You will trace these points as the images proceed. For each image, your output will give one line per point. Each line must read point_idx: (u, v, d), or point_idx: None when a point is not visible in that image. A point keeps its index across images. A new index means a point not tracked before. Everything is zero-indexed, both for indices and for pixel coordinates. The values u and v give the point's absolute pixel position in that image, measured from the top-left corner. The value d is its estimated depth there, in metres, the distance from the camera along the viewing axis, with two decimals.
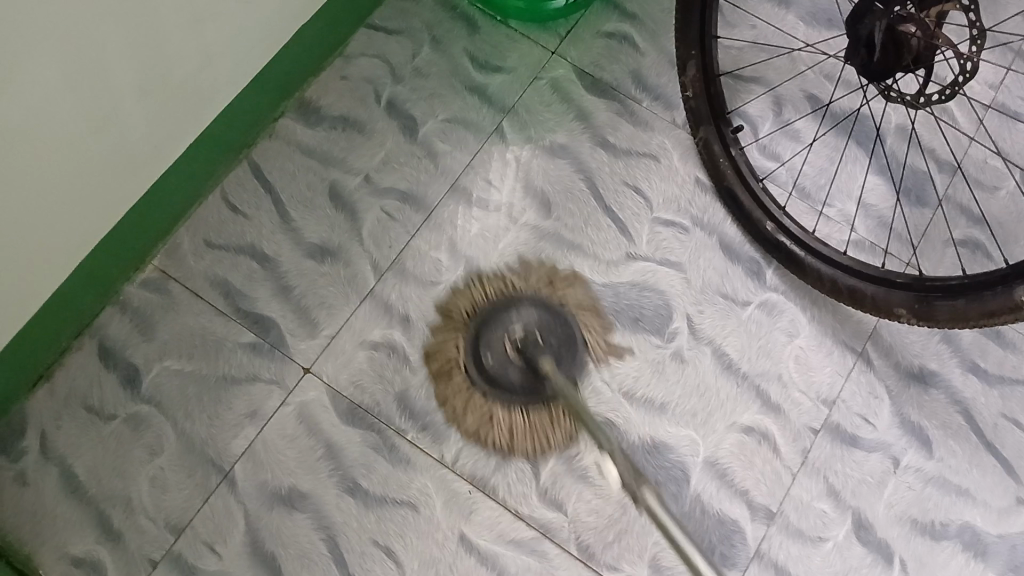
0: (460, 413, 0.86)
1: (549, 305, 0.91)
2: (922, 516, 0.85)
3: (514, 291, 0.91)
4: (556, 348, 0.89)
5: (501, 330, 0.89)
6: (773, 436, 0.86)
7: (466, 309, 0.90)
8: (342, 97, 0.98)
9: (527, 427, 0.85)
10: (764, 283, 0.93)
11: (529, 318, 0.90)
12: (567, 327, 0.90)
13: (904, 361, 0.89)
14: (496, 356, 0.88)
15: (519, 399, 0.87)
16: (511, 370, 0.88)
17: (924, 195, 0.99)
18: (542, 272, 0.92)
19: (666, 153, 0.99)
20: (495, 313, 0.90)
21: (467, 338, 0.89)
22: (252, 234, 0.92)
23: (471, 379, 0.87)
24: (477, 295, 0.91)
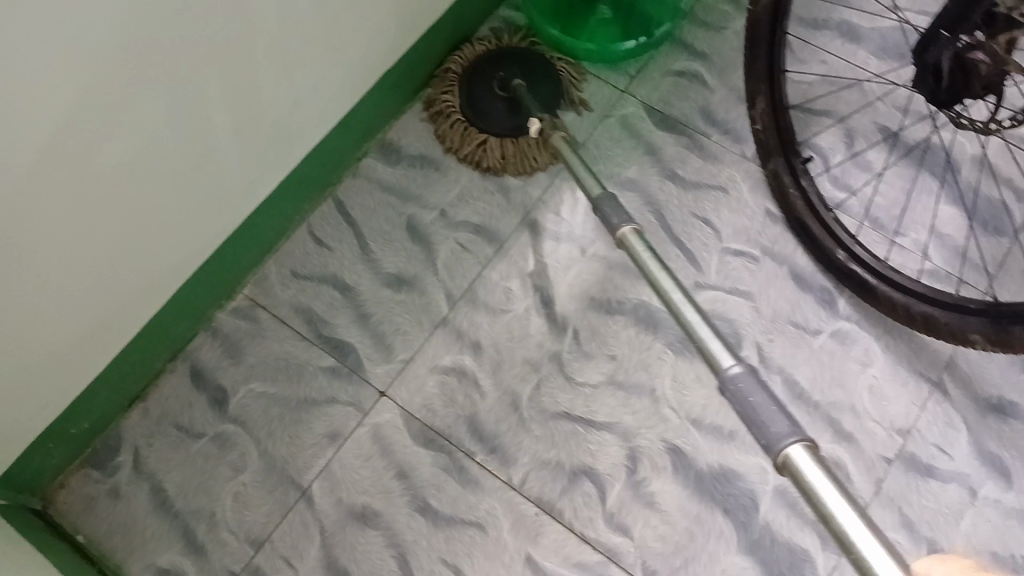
0: (457, 126, 1.00)
1: (529, 55, 1.05)
2: (1004, 549, 0.82)
3: (501, 48, 1.05)
4: (539, 87, 1.03)
5: (486, 76, 1.03)
6: (847, 465, 0.85)
7: (459, 65, 1.04)
8: (421, 137, 1.03)
9: (514, 150, 0.99)
10: (836, 312, 0.92)
11: (513, 62, 1.04)
12: (549, 75, 1.04)
13: (982, 391, 0.88)
14: (483, 99, 1.01)
15: (507, 122, 1.00)
16: (497, 104, 1.01)
17: (1000, 225, 0.96)
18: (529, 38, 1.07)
19: (734, 185, 1.00)
20: (483, 62, 1.04)
21: (460, 87, 1.02)
22: (334, 265, 0.97)
23: (464, 113, 1.01)
24: (469, 52, 1.05)
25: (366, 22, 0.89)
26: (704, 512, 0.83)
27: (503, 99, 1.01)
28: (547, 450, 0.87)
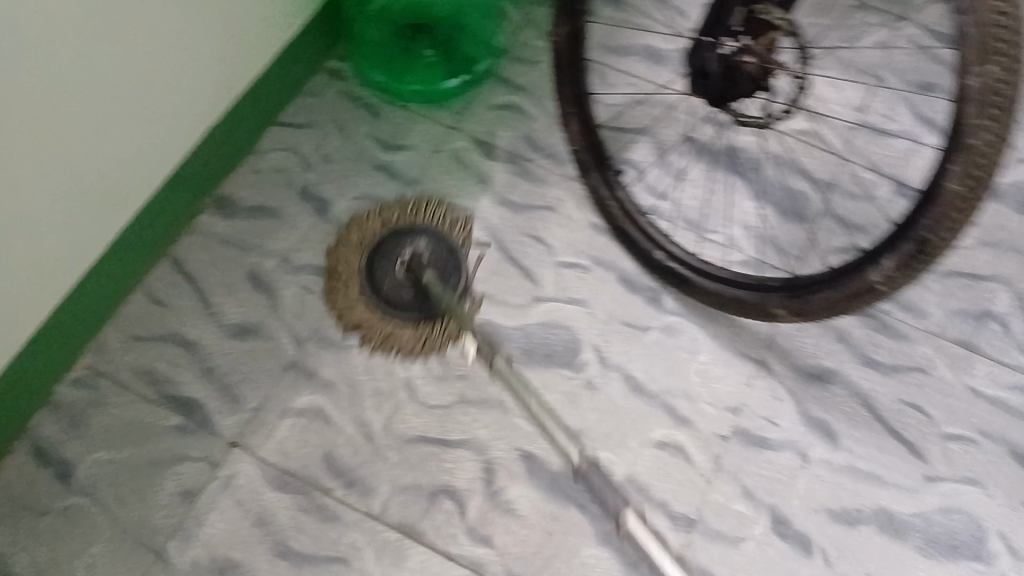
0: (356, 313, 0.97)
1: (432, 231, 1.02)
2: (837, 504, 0.89)
3: (400, 223, 1.02)
4: (443, 267, 1.00)
5: (390, 257, 1.00)
6: (686, 448, 0.91)
7: (358, 240, 1.01)
8: (255, 189, 1.05)
9: (417, 338, 0.95)
10: (662, 308, 0.99)
11: (417, 242, 1.01)
12: (449, 249, 1.01)
13: (801, 363, 0.96)
14: (388, 284, 0.98)
15: (412, 308, 0.97)
16: (403, 289, 0.98)
17: (800, 211, 1.04)
18: (428, 207, 1.04)
19: (562, 203, 1.05)
20: (384, 241, 1.01)
21: (362, 266, 1.00)
22: (176, 323, 0.97)
23: (368, 299, 0.98)
24: (365, 227, 1.02)
25: (182, 76, 0.91)
26: (560, 510, 0.87)
27: (409, 283, 0.98)
28: (405, 475, 0.88)
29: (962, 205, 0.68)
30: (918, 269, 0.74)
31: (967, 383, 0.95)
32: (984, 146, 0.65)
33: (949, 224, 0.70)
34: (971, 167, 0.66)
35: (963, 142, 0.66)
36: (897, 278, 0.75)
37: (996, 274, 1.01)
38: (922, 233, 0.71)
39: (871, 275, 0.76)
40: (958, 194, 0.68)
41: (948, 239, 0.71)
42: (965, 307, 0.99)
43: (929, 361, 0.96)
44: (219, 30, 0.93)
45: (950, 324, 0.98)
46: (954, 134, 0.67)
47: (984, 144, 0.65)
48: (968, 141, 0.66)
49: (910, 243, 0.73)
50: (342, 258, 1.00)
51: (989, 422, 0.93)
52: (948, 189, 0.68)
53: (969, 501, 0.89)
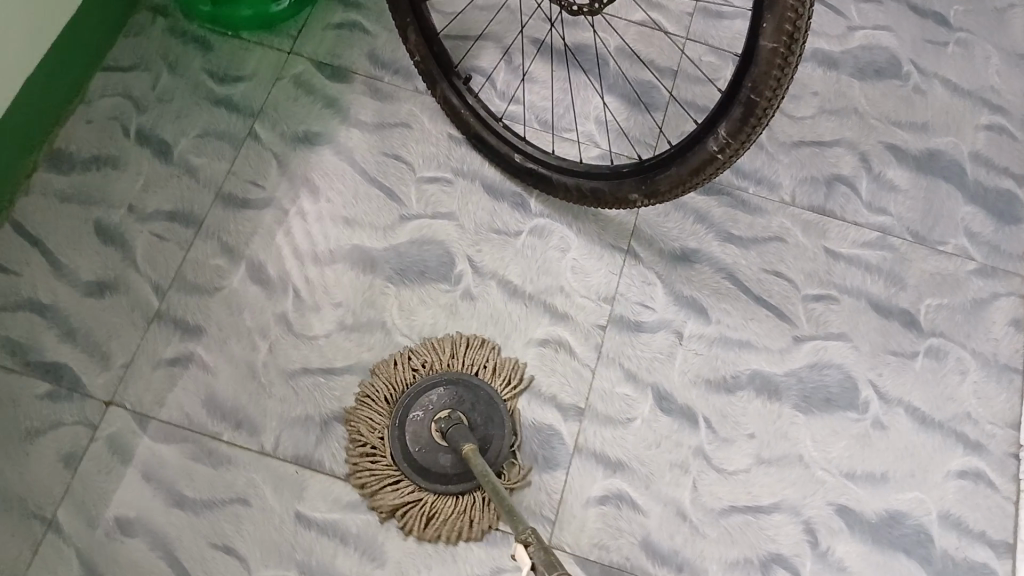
0: (385, 486, 0.84)
1: (473, 383, 0.89)
2: (714, 374, 0.93)
3: (435, 373, 0.89)
4: (482, 424, 0.87)
5: (425, 410, 0.86)
6: (568, 341, 0.93)
7: (384, 396, 0.88)
8: (90, 139, 0.99)
9: (457, 512, 0.83)
10: (529, 212, 1.00)
11: (450, 395, 0.88)
12: (491, 405, 0.88)
13: (667, 247, 0.99)
14: (422, 445, 0.85)
15: (452, 477, 0.84)
16: (439, 455, 0.84)
17: (653, 100, 1.06)
18: (459, 348, 0.90)
19: (416, 118, 1.04)
20: (417, 392, 0.88)
21: (391, 429, 0.86)
22: (25, 288, 0.91)
23: (401, 471, 0.85)
24: (396, 378, 0.89)
25: None
26: None
27: (445, 447, 0.84)
28: (293, 408, 0.88)
29: (782, 62, 0.68)
30: (750, 134, 0.74)
31: (823, 245, 1.01)
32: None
33: (773, 84, 0.69)
34: (782, 23, 0.66)
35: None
36: (733, 145, 0.75)
37: (839, 141, 1.07)
38: (747, 97, 0.71)
39: (710, 146, 0.77)
40: (775, 51, 0.67)
41: (773, 100, 0.71)
42: (813, 174, 1.05)
43: (786, 229, 1.01)
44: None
45: (800, 193, 1.04)
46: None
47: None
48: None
49: (739, 108, 0.73)
50: (367, 421, 0.87)
51: (846, 279, 0.99)
52: (764, 48, 0.68)
53: (837, 354, 0.95)
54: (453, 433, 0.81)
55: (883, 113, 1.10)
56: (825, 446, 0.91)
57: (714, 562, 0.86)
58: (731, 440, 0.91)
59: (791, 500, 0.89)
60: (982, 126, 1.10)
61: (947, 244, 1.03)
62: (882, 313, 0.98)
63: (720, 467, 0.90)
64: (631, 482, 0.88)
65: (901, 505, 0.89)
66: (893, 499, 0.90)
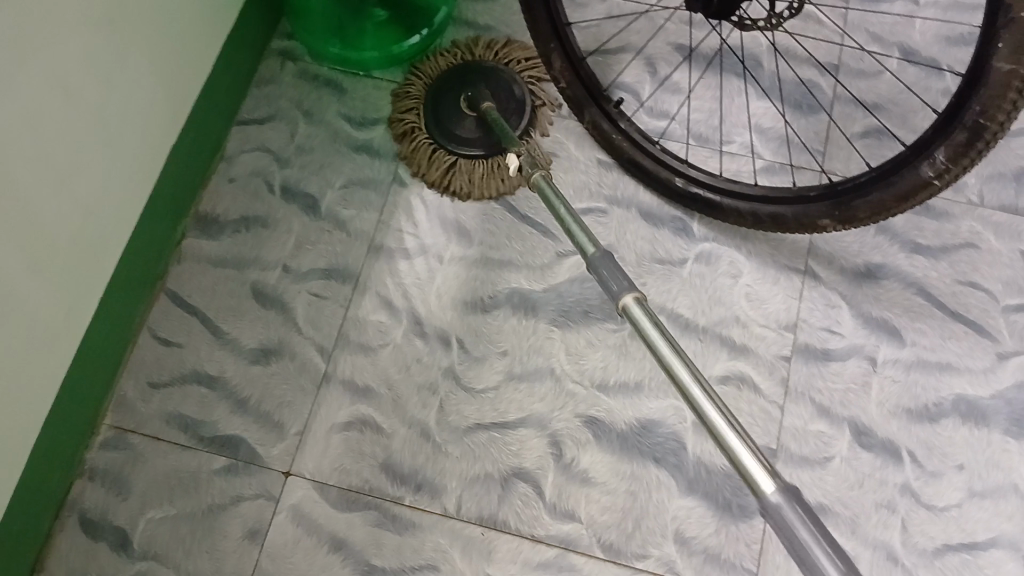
0: (419, 142, 0.97)
1: (501, 68, 1.00)
2: (914, 403, 0.86)
3: (463, 60, 1.01)
4: (506, 104, 0.98)
5: (454, 90, 0.99)
6: (750, 376, 0.88)
7: (421, 84, 1.00)
8: (236, 199, 0.98)
9: (484, 172, 0.96)
10: (693, 237, 0.94)
11: (477, 80, 0.99)
12: (515, 87, 0.99)
13: (847, 263, 0.92)
14: (453, 117, 0.97)
15: (478, 138, 0.96)
16: (467, 124, 0.97)
17: (812, 102, 0.97)
18: (487, 46, 1.01)
19: (562, 146, 0.99)
20: (449, 76, 0.99)
21: (425, 106, 0.99)
22: (191, 360, 0.90)
23: (433, 139, 0.97)
24: (434, 68, 1.01)
25: (140, 97, 0.82)
26: (636, 468, 0.85)
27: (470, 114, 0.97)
28: (471, 467, 0.85)
29: (1020, 84, 0.60)
30: (974, 159, 0.66)
31: (1020, 249, 0.92)
32: None
33: (1007, 107, 0.62)
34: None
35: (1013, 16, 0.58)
36: (954, 170, 0.67)
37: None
38: (974, 120, 0.64)
39: (924, 171, 0.69)
40: (1012, 74, 0.60)
41: (1005, 125, 0.63)
42: (1000, 170, 0.95)
43: (977, 233, 0.93)
44: (163, 36, 0.83)
45: (987, 191, 0.94)
46: (1000, 8, 0.59)
47: None
48: (1017, 13, 0.58)
49: (963, 132, 0.65)
50: (407, 101, 1.00)
51: None
52: (998, 70, 0.60)
53: None
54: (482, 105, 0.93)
55: None
56: None
57: None
58: (939, 473, 0.84)
59: (1011, 535, 0.82)
60: None
61: None
62: None
63: (932, 505, 0.83)
64: (836, 527, 0.83)
65: None
66: None
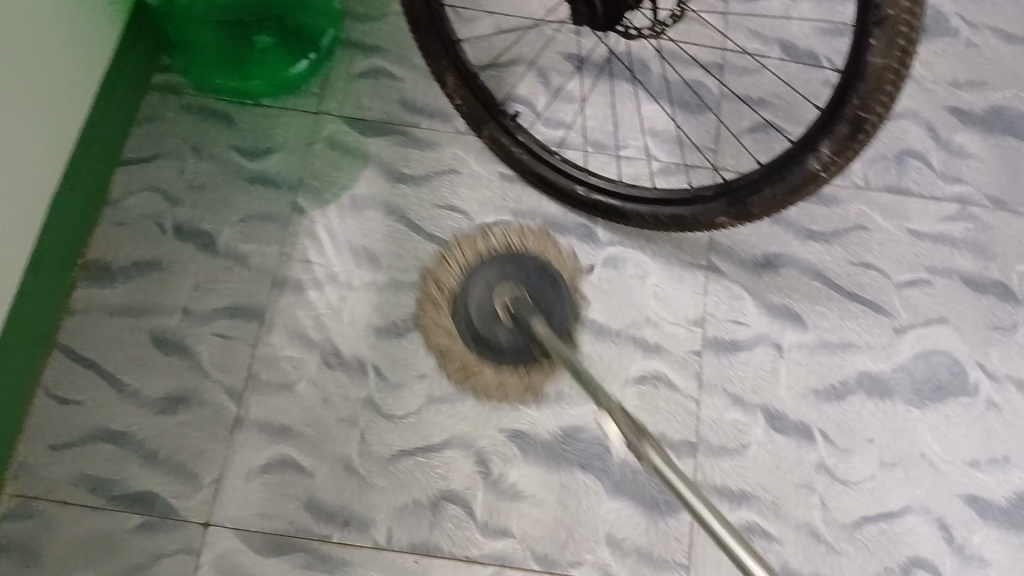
0: (442, 339, 0.90)
1: (537, 261, 0.93)
2: (821, 383, 0.90)
3: (504, 254, 0.93)
4: (544, 301, 0.91)
5: (486, 284, 0.90)
6: (666, 374, 0.90)
7: (454, 269, 0.92)
8: (128, 244, 0.94)
9: (498, 376, 0.88)
10: (599, 243, 0.95)
11: (516, 274, 0.92)
12: (551, 281, 0.92)
13: (747, 255, 0.95)
14: (485, 319, 0.89)
15: (509, 349, 0.88)
16: (499, 330, 0.88)
17: (701, 102, 0.99)
18: (526, 240, 0.94)
19: (463, 162, 0.98)
20: (486, 277, 0.91)
21: (454, 298, 0.91)
22: (94, 417, 0.86)
23: (463, 339, 0.89)
24: (424, 201, 0.96)
25: (19, 142, 0.78)
26: (564, 477, 0.85)
27: (508, 321, 0.88)
28: (399, 495, 0.84)
29: (894, 77, 0.63)
30: (857, 150, 0.68)
31: (905, 227, 0.97)
32: (903, 14, 0.60)
33: (885, 99, 0.64)
34: (895, 38, 0.61)
35: (883, 14, 0.60)
36: (838, 162, 0.70)
37: (900, 111, 1.02)
38: (854, 113, 0.66)
39: (811, 165, 0.71)
40: (886, 68, 0.62)
41: (883, 116, 0.65)
42: (881, 153, 1.00)
43: (864, 216, 0.97)
44: (38, 72, 0.79)
45: (871, 174, 0.99)
46: (870, 6, 0.61)
47: (903, 12, 0.60)
48: (886, 11, 0.60)
49: (845, 125, 0.67)
50: (439, 287, 0.92)
51: (934, 258, 0.95)
52: (873, 65, 0.62)
53: (939, 340, 0.92)
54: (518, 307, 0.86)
55: (940, 74, 1.04)
56: (944, 438, 0.88)
57: None
58: (850, 448, 0.87)
59: (919, 500, 0.86)
60: None
61: None
62: (977, 288, 0.94)
63: (845, 480, 0.86)
64: (760, 512, 0.85)
65: None
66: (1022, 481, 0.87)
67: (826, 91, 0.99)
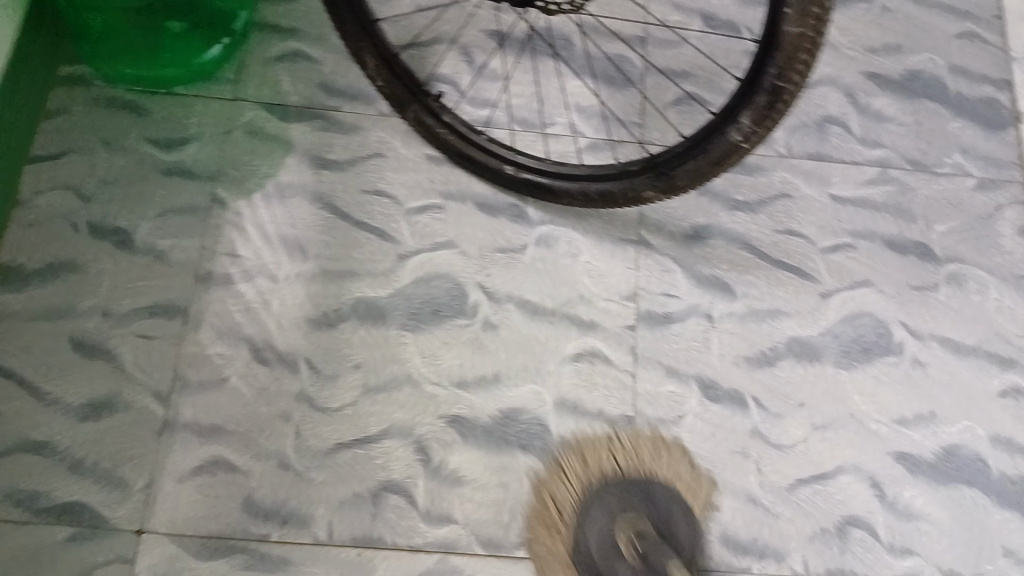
0: None
1: (654, 483, 0.85)
2: (752, 351, 0.91)
3: (629, 475, 0.85)
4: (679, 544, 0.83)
5: (612, 513, 0.83)
6: (602, 351, 0.90)
7: (574, 499, 0.84)
8: (39, 245, 0.90)
9: None
10: (530, 222, 0.94)
11: (640, 501, 0.84)
12: (665, 503, 0.84)
13: (676, 228, 0.95)
14: (598, 539, 0.82)
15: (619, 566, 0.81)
16: (617, 561, 0.81)
17: (625, 76, 0.99)
18: (661, 468, 0.86)
19: (387, 145, 0.96)
20: (607, 497, 0.84)
21: (574, 531, 0.83)
22: (13, 428, 0.83)
23: (574, 563, 0.82)
24: (347, 184, 0.94)
25: None
26: (505, 459, 0.85)
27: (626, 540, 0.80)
28: (338, 488, 0.82)
29: (810, 45, 0.62)
30: (777, 119, 0.69)
31: (828, 193, 0.98)
32: None
33: (801, 68, 0.64)
34: (809, 6, 0.60)
35: None
36: (758, 132, 0.70)
37: (819, 79, 1.04)
38: (772, 83, 0.66)
39: (733, 136, 0.72)
40: (802, 36, 0.62)
41: (800, 84, 0.65)
42: (802, 120, 1.01)
43: (788, 183, 0.98)
44: None
45: (793, 142, 1.00)
46: None
47: None
48: None
49: (764, 95, 0.67)
50: (559, 512, 0.83)
51: (856, 222, 0.97)
52: (789, 34, 0.62)
53: (864, 302, 0.94)
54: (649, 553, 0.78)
55: (856, 41, 1.06)
56: (872, 398, 0.91)
57: (793, 540, 0.85)
58: (783, 413, 0.89)
59: (851, 460, 0.88)
60: (954, 35, 1.08)
61: (945, 164, 1.01)
62: (898, 250, 0.97)
63: (779, 444, 0.88)
64: (698, 481, 0.86)
65: (954, 437, 0.90)
66: (947, 435, 0.90)
67: (747, 61, 1.00)
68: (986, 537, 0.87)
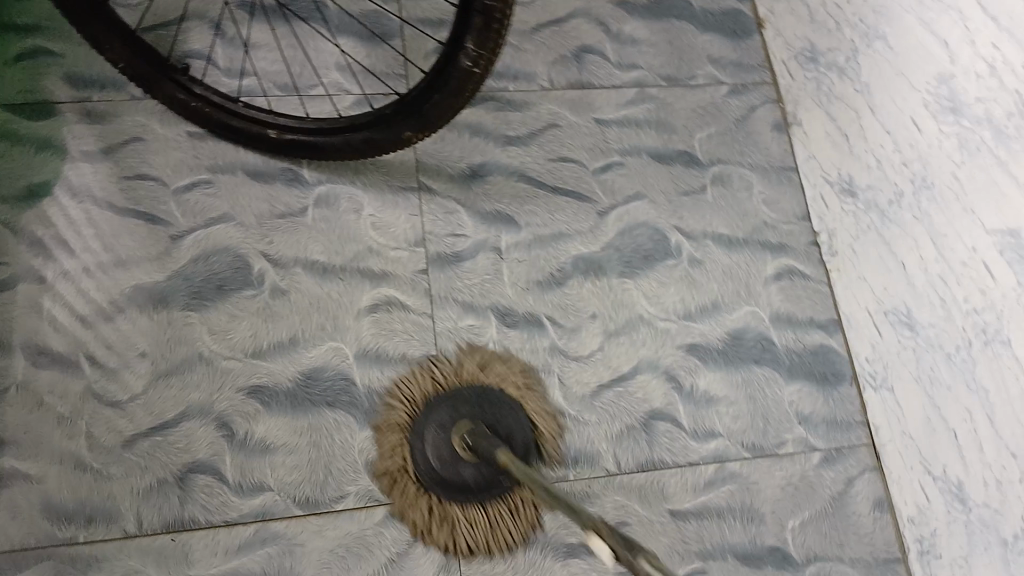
0: (414, 496, 0.83)
1: (482, 389, 0.88)
2: (541, 274, 0.95)
3: (458, 387, 0.88)
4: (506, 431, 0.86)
5: (446, 428, 0.85)
6: (397, 298, 0.91)
7: (406, 411, 0.86)
8: None
9: (479, 522, 0.84)
10: (307, 184, 0.94)
11: (475, 410, 0.86)
12: (519, 421, 0.87)
13: (455, 169, 0.97)
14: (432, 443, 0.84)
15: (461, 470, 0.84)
16: (463, 468, 0.84)
17: (383, 31, 1.00)
18: (484, 364, 0.90)
19: (147, 129, 0.93)
20: (439, 420, 0.85)
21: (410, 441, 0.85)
22: None
23: (423, 483, 0.84)
24: (110, 174, 0.91)
25: None
26: (311, 418, 0.85)
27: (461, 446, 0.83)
28: (140, 479, 0.80)
29: None
30: (498, 39, 0.71)
31: (593, 118, 1.03)
32: None
33: None
34: None
35: None
36: (485, 55, 0.72)
37: (572, 12, 1.08)
38: (482, 4, 0.68)
39: (464, 62, 0.74)
40: None
41: (509, 1, 0.68)
42: (560, 54, 1.06)
43: (555, 114, 1.03)
44: None
45: (555, 75, 1.05)
46: None
47: None
48: None
49: (479, 16, 0.69)
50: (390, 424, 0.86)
51: (624, 142, 1.03)
52: None
53: (640, 214, 0.99)
54: (477, 447, 0.80)
55: None
56: (658, 299, 0.96)
57: (603, 441, 0.89)
58: (578, 327, 0.93)
59: (646, 360, 0.93)
60: None
61: (698, 76, 1.08)
62: (666, 161, 1.03)
63: (577, 356, 0.92)
64: None
65: (740, 323, 0.97)
66: (731, 321, 0.96)
67: None
68: (781, 408, 0.94)
